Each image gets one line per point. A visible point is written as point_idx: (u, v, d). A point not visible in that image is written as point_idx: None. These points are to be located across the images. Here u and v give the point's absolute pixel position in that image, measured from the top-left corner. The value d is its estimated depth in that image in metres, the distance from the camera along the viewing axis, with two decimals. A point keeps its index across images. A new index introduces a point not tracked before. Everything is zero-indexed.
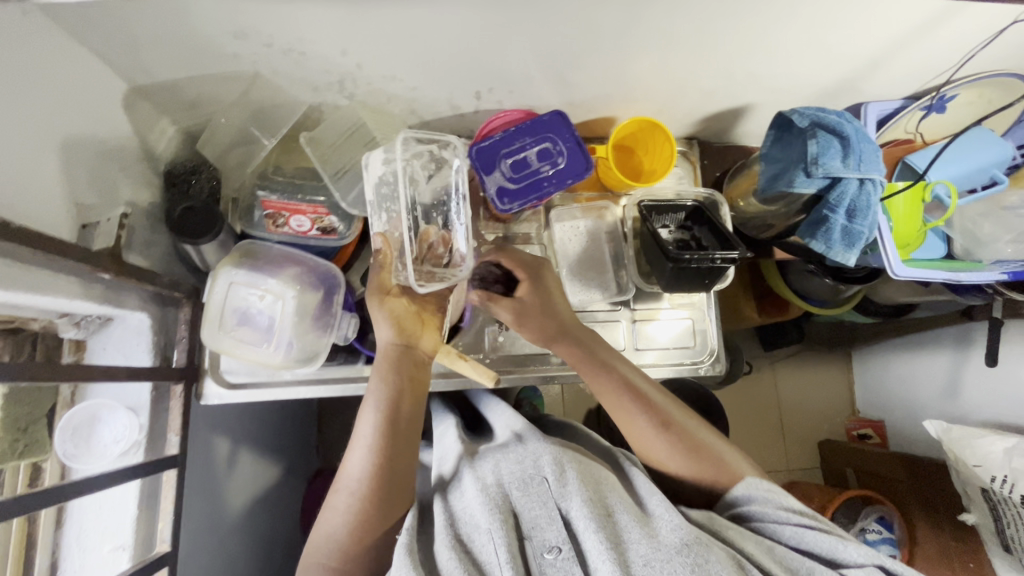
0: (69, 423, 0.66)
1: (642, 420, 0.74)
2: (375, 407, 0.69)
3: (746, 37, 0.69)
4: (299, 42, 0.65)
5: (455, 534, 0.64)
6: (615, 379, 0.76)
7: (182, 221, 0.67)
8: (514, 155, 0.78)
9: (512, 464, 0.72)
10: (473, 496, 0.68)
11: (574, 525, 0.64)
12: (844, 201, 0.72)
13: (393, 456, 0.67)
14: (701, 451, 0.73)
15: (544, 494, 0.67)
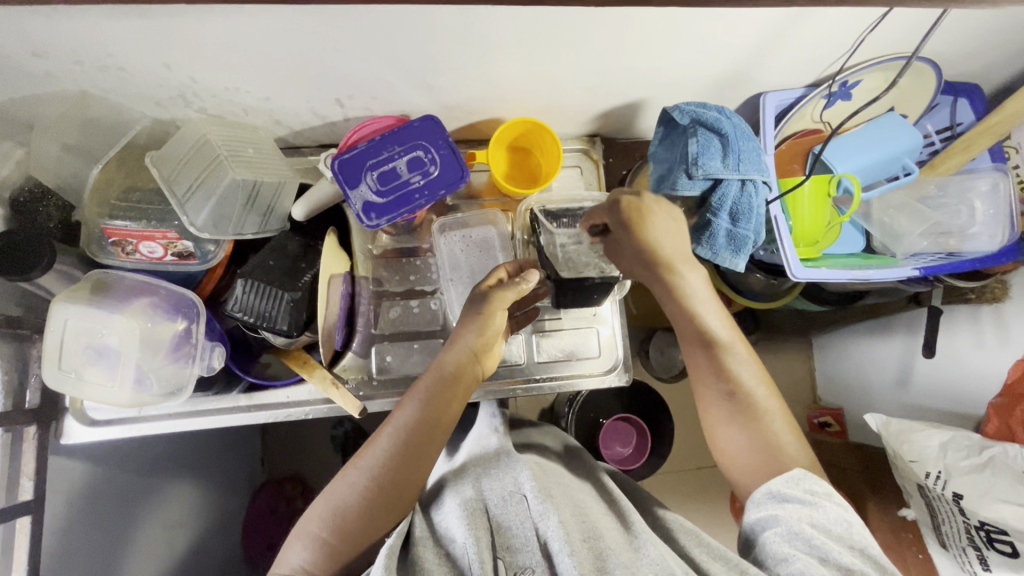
0: None
1: (715, 377, 0.67)
2: (416, 399, 0.68)
3: (609, 33, 0.64)
4: (112, 58, 0.59)
5: (435, 548, 0.61)
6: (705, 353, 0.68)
7: (3, 256, 0.63)
8: (381, 166, 0.73)
9: (492, 481, 0.69)
10: (453, 509, 0.65)
11: (551, 547, 0.59)
12: (726, 204, 0.68)
13: (423, 449, 0.66)
14: (757, 427, 0.64)
15: (523, 512, 0.64)
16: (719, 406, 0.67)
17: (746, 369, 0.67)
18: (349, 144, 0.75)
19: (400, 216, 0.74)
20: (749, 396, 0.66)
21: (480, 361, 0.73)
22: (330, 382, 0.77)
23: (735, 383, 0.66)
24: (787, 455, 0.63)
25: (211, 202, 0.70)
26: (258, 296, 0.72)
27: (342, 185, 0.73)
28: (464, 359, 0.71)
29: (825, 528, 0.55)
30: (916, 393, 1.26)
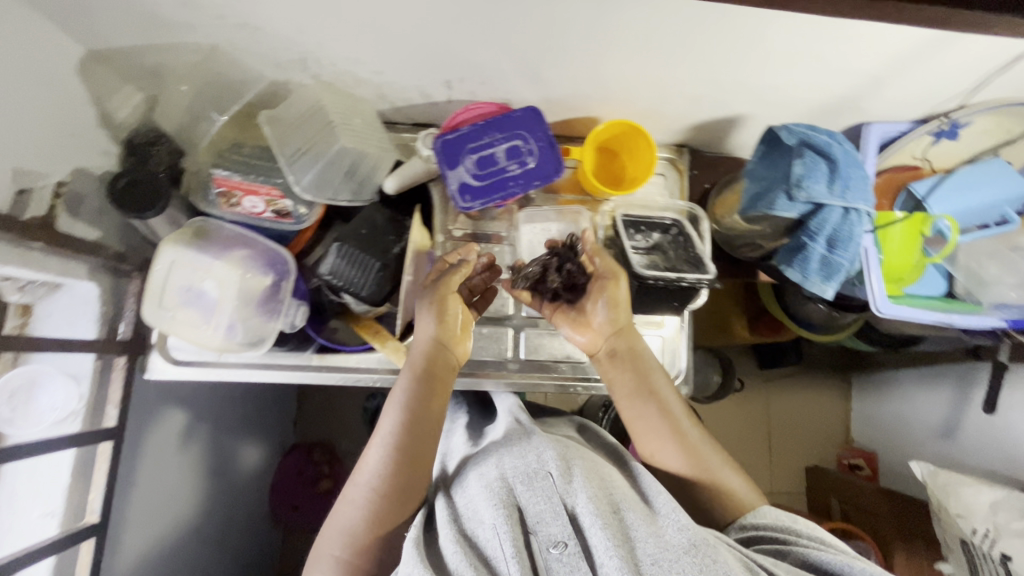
0: (7, 387, 0.65)
1: (652, 414, 0.73)
2: (398, 409, 0.69)
3: (733, 45, 0.64)
4: (252, 16, 0.62)
5: (460, 531, 0.61)
6: (631, 373, 0.75)
7: (125, 194, 0.67)
8: (481, 151, 0.75)
9: (514, 458, 0.65)
10: (477, 491, 0.63)
11: (581, 521, 0.59)
12: (825, 229, 0.67)
13: (419, 459, 0.67)
14: (706, 458, 0.71)
15: (548, 488, 0.62)
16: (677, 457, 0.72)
17: (668, 392, 0.75)
18: (451, 126, 0.76)
19: (493, 202, 0.76)
20: (683, 426, 0.73)
21: (451, 350, 0.74)
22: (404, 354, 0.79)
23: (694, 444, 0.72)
24: (743, 496, 0.71)
25: (317, 165, 0.73)
26: (349, 263, 0.75)
27: (442, 164, 0.74)
28: (435, 356, 0.72)
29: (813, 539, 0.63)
30: (971, 448, 1.24)
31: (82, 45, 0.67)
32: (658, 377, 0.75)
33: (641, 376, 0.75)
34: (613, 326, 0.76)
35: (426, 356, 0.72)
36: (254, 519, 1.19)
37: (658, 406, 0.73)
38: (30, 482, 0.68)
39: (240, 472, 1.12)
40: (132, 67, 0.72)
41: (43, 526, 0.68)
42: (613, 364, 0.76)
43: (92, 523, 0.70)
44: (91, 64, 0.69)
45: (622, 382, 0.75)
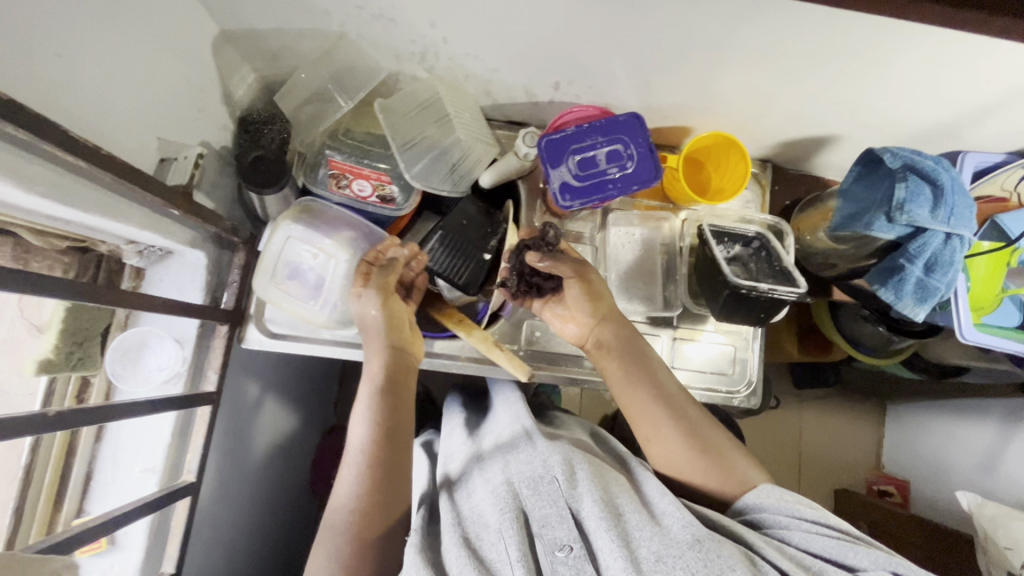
0: (119, 346, 0.71)
1: (660, 409, 0.71)
2: (364, 420, 0.67)
3: (851, 66, 0.66)
4: (391, 8, 0.64)
5: (461, 535, 0.59)
6: (617, 362, 0.74)
7: (253, 169, 0.73)
8: (583, 152, 0.77)
9: (520, 463, 0.66)
10: (484, 496, 0.64)
11: (586, 523, 0.58)
12: (925, 253, 0.68)
13: (397, 467, 0.66)
14: (705, 444, 0.69)
15: (554, 492, 0.61)
16: (671, 434, 0.70)
17: (666, 373, 0.74)
18: (555, 126, 0.79)
19: (591, 203, 0.78)
20: (682, 407, 0.72)
21: (408, 352, 0.73)
22: (493, 346, 0.79)
23: (683, 424, 0.70)
24: (744, 474, 0.69)
25: (425, 158, 0.77)
26: (449, 252, 0.79)
27: (545, 162, 0.77)
28: (392, 362, 0.71)
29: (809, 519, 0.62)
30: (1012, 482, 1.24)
31: (217, 25, 0.70)
32: (663, 369, 0.74)
33: (627, 370, 0.73)
34: (597, 317, 0.76)
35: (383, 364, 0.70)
36: (298, 497, 1.21)
37: (654, 391, 0.72)
38: (133, 437, 0.73)
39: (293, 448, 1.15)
40: (256, 50, 0.74)
41: (144, 480, 0.72)
42: (606, 359, 0.75)
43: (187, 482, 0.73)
44: (221, 44, 0.72)
45: (616, 372, 0.74)
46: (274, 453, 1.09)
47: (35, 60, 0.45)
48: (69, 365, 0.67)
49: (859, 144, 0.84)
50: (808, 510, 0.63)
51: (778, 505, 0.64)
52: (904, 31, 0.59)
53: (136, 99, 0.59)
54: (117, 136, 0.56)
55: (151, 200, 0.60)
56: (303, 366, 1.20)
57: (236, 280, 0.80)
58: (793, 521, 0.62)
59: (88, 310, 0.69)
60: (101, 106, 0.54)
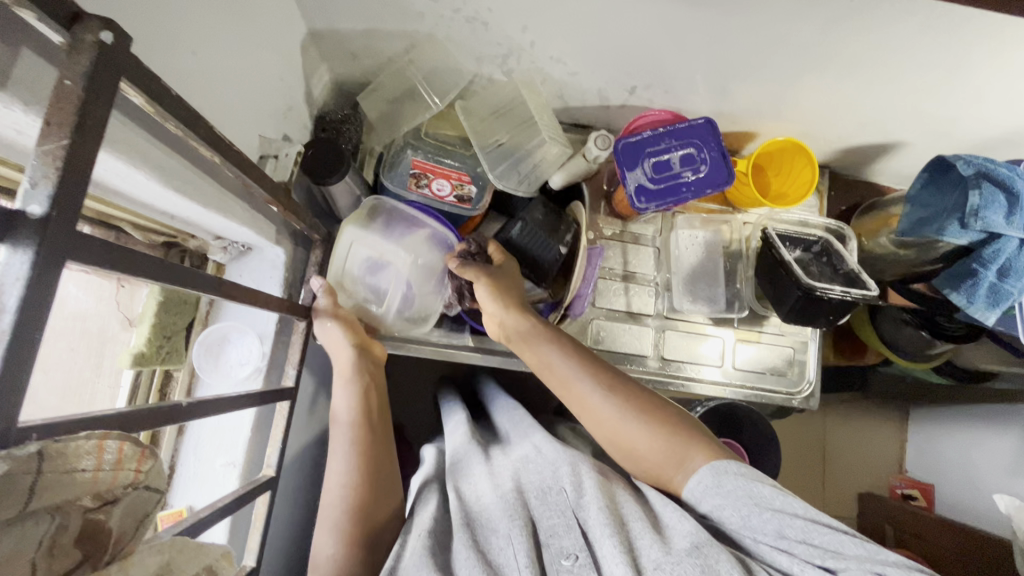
0: (205, 340, 0.72)
1: (584, 381, 0.68)
2: (345, 419, 0.70)
3: (933, 75, 0.67)
4: (486, 12, 0.66)
5: (472, 535, 0.58)
6: (533, 350, 0.71)
7: (314, 160, 0.72)
8: (658, 156, 0.78)
9: (534, 472, 0.66)
10: (486, 487, 0.65)
11: (591, 532, 0.57)
12: (999, 258, 0.70)
13: (379, 464, 0.68)
14: (653, 414, 0.65)
15: (563, 502, 0.61)
16: (602, 412, 0.66)
17: (576, 343, 0.72)
18: (629, 130, 0.80)
19: (666, 205, 0.79)
20: (616, 380, 0.68)
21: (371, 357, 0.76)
22: None
23: (612, 395, 0.66)
24: (691, 443, 0.63)
25: (506, 161, 0.79)
26: (529, 242, 0.80)
27: (620, 165, 0.78)
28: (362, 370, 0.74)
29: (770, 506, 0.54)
30: None
31: (306, 25, 0.71)
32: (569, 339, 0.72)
33: (544, 358, 0.70)
34: (501, 302, 0.73)
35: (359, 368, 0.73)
36: None
37: (579, 365, 0.69)
38: (215, 430, 0.73)
39: None
40: (339, 50, 0.75)
41: (225, 475, 0.72)
42: (523, 346, 0.72)
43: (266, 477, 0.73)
44: (307, 44, 0.73)
45: (545, 355, 0.71)
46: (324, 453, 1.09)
47: (178, 56, 0.46)
48: (159, 358, 0.68)
49: (920, 152, 0.86)
50: (768, 490, 0.55)
51: (736, 486, 0.56)
52: (994, 43, 0.60)
53: (242, 98, 0.60)
54: (229, 132, 0.57)
55: (254, 195, 0.61)
56: None
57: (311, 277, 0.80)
58: (756, 517, 0.53)
59: (177, 304, 0.69)
60: (217, 104, 0.54)
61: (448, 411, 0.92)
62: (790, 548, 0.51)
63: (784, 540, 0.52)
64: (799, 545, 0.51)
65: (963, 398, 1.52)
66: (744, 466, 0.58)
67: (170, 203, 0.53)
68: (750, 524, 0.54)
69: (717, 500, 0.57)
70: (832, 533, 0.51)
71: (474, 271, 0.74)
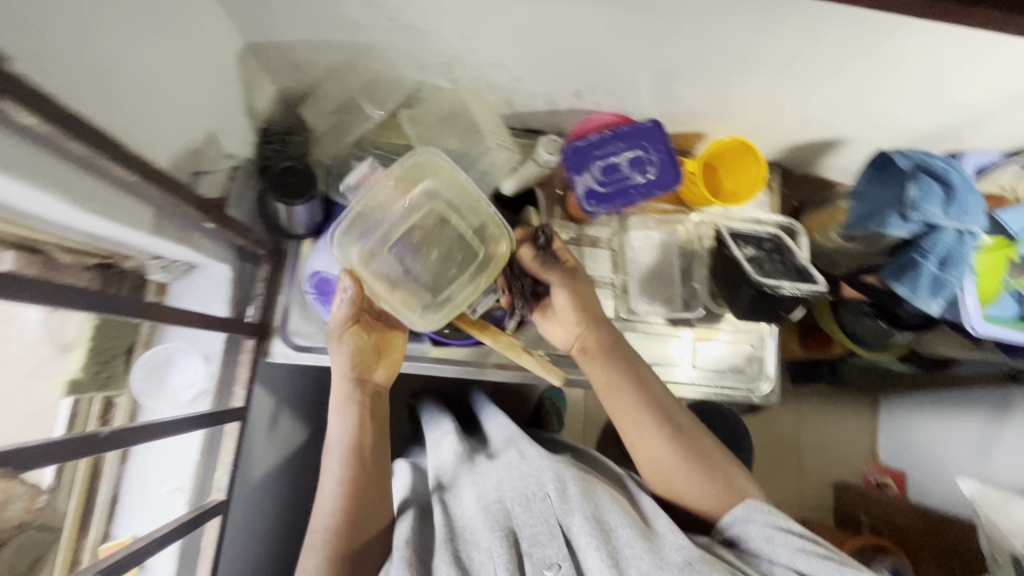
0: (148, 362, 0.70)
1: (641, 410, 0.70)
2: (341, 440, 0.70)
3: (864, 73, 0.69)
4: (422, 20, 0.65)
5: (453, 552, 0.61)
6: (630, 375, 0.72)
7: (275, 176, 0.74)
8: (606, 159, 0.78)
9: (514, 480, 0.67)
10: (475, 509, 0.66)
11: (575, 542, 0.60)
12: (938, 249, 0.71)
13: (373, 487, 0.69)
14: (705, 460, 0.68)
15: (546, 511, 0.63)
16: (670, 448, 0.69)
17: (658, 383, 0.73)
18: (577, 134, 0.81)
19: (615, 208, 0.79)
20: (681, 422, 0.70)
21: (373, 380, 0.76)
22: (522, 350, 0.78)
23: (674, 432, 0.69)
24: (743, 492, 0.67)
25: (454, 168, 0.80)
26: None
27: (569, 169, 0.78)
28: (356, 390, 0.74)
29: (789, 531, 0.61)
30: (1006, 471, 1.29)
31: (242, 37, 0.69)
32: (648, 371, 0.74)
33: (639, 384, 0.71)
34: (579, 318, 0.75)
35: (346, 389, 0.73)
36: None
37: (636, 392, 0.71)
38: (162, 455, 0.71)
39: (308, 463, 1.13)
40: (280, 62, 0.74)
41: (173, 500, 0.70)
42: (596, 366, 0.74)
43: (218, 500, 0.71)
44: (245, 56, 0.72)
45: (619, 380, 0.72)
46: (290, 469, 1.07)
47: (86, 76, 0.45)
48: (97, 384, 0.65)
49: (863, 147, 0.88)
50: (793, 521, 0.62)
51: (764, 516, 0.62)
52: (920, 40, 0.62)
53: (168, 114, 0.58)
54: (154, 150, 0.55)
55: (187, 214, 0.60)
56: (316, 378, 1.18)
57: (261, 293, 0.79)
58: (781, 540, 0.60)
59: (115, 326, 0.67)
60: (139, 122, 0.53)
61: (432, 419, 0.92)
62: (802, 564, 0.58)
63: (801, 557, 0.58)
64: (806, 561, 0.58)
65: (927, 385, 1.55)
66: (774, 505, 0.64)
67: (95, 226, 0.52)
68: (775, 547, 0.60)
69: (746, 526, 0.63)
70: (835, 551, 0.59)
71: (556, 274, 0.75)
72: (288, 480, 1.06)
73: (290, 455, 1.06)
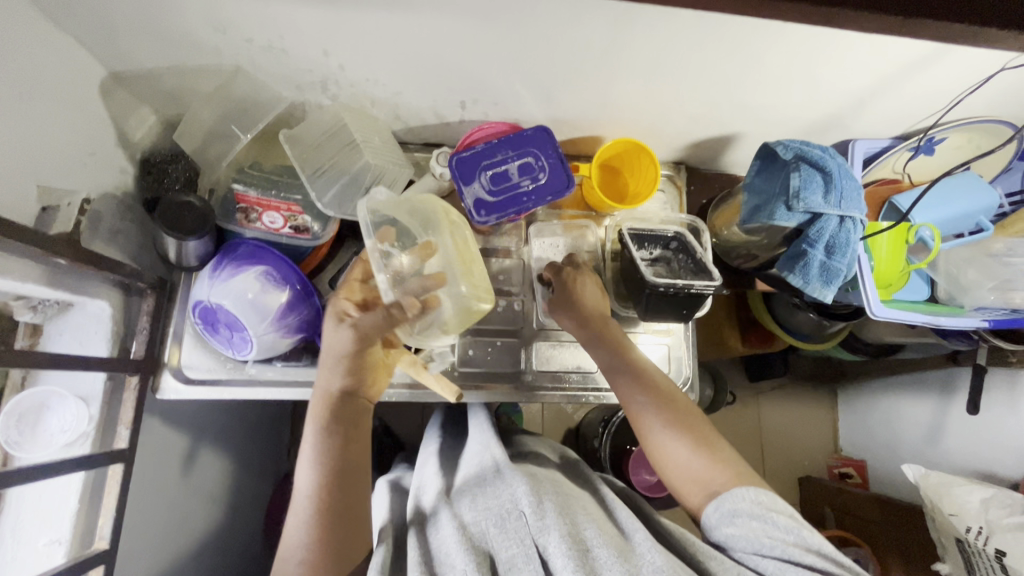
0: (16, 409, 0.65)
1: (655, 418, 0.72)
2: (312, 458, 0.66)
3: (733, 67, 0.69)
4: (280, 39, 0.64)
5: (427, 573, 0.59)
6: (647, 393, 0.73)
7: (168, 213, 0.67)
8: (495, 168, 0.78)
9: (488, 500, 0.66)
10: (449, 532, 0.63)
11: (551, 560, 0.59)
12: (824, 236, 0.71)
13: (348, 508, 0.64)
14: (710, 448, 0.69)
15: (521, 530, 0.62)
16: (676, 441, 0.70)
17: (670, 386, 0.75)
18: (465, 145, 0.80)
19: (507, 216, 0.78)
20: (686, 418, 0.71)
21: (363, 392, 0.71)
22: (423, 368, 0.75)
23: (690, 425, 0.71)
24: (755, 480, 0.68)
25: (339, 182, 0.76)
26: None
27: (457, 180, 0.77)
28: (344, 403, 0.69)
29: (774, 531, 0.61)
30: (953, 454, 1.29)
31: (104, 66, 0.68)
32: (663, 379, 0.76)
33: (659, 398, 0.73)
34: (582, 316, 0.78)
35: (331, 405, 0.68)
36: (250, 551, 1.15)
37: (671, 409, 0.72)
38: (38, 507, 0.67)
39: (238, 500, 1.09)
40: (152, 89, 0.73)
41: (50, 553, 0.66)
42: (631, 390, 0.74)
43: (101, 550, 0.67)
44: (111, 85, 0.70)
45: (640, 398, 0.73)
46: (219, 509, 1.03)
47: None
48: None
49: (758, 141, 0.88)
50: (780, 521, 0.63)
51: (751, 517, 0.62)
52: (771, 33, 0.62)
53: (6, 148, 0.56)
54: None
55: (35, 252, 0.57)
56: (246, 410, 1.15)
57: (146, 327, 0.76)
58: (764, 545, 0.60)
59: None
60: None
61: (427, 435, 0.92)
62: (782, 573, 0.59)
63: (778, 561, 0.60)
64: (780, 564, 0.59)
65: (875, 372, 1.56)
66: (767, 493, 0.64)
67: None
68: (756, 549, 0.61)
69: (734, 518, 0.63)
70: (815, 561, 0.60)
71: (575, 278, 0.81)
72: (215, 520, 1.02)
73: (216, 493, 1.02)
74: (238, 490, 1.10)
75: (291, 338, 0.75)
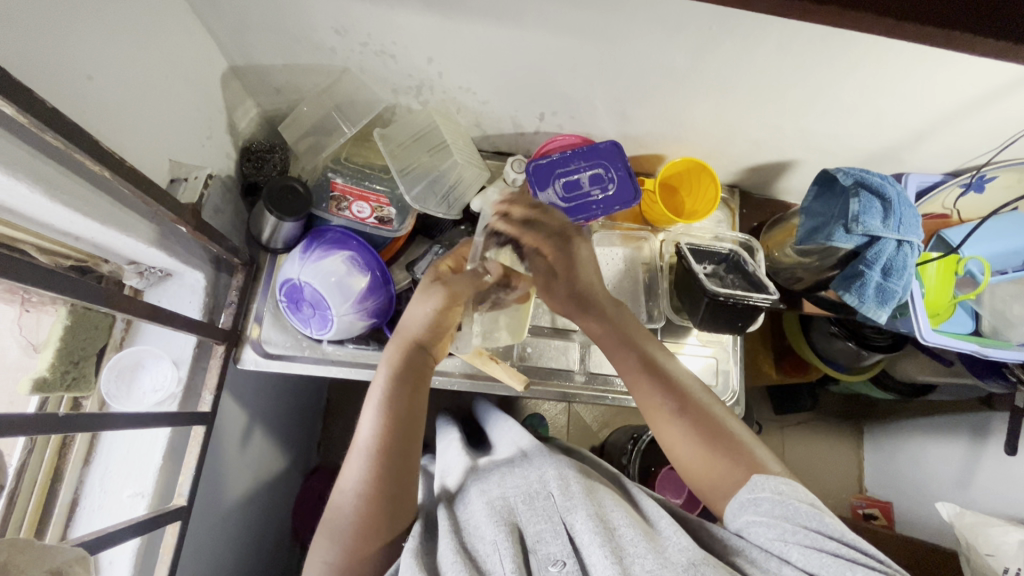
0: (115, 365, 0.71)
1: (666, 404, 0.68)
2: (377, 407, 0.64)
3: (806, 94, 0.74)
4: (392, 45, 0.71)
5: (459, 543, 0.60)
6: (636, 354, 0.73)
7: (275, 193, 0.75)
8: (568, 176, 0.83)
9: (516, 480, 0.68)
10: (479, 507, 0.64)
11: (579, 538, 0.59)
12: (881, 259, 0.75)
13: (407, 453, 0.63)
14: (719, 437, 0.65)
15: (549, 509, 0.63)
16: (671, 419, 0.68)
17: (685, 372, 0.72)
18: (541, 154, 0.86)
19: (577, 222, 0.83)
20: (693, 400, 0.68)
21: (430, 349, 0.71)
22: (489, 359, 0.82)
23: (721, 421, 0.67)
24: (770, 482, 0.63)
25: (423, 181, 0.83)
26: None
27: (532, 185, 0.83)
28: (416, 354, 0.70)
29: (761, 509, 0.58)
30: (985, 499, 1.23)
31: (227, 60, 0.75)
32: (651, 344, 0.74)
33: (649, 369, 0.71)
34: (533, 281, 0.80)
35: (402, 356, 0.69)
36: (281, 541, 1.15)
37: (659, 375, 0.70)
38: (122, 459, 0.71)
39: (277, 486, 1.11)
40: (262, 85, 0.80)
41: (133, 504, 0.70)
42: (618, 352, 0.74)
43: (179, 506, 0.70)
44: (229, 78, 0.77)
45: (626, 370, 0.73)
46: (260, 493, 1.03)
47: (67, 78, 0.49)
48: (63, 385, 0.66)
49: (813, 169, 0.93)
50: (804, 509, 0.56)
51: (771, 503, 0.57)
52: (842, 65, 0.68)
53: (147, 122, 0.62)
54: (127, 150, 0.59)
55: (161, 213, 0.63)
56: (295, 400, 1.18)
57: (233, 301, 0.80)
58: (785, 531, 0.55)
59: (87, 328, 0.69)
60: (117, 126, 0.57)
61: (441, 429, 0.95)
62: (808, 563, 0.52)
63: (808, 552, 0.53)
64: (811, 556, 0.52)
65: (906, 410, 1.55)
66: (778, 482, 0.59)
67: (68, 222, 0.56)
68: (783, 539, 0.55)
69: (753, 506, 0.59)
70: (855, 553, 0.53)
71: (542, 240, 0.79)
72: (258, 504, 1.03)
73: (259, 476, 1.03)
74: (279, 475, 1.12)
75: (366, 321, 0.80)
